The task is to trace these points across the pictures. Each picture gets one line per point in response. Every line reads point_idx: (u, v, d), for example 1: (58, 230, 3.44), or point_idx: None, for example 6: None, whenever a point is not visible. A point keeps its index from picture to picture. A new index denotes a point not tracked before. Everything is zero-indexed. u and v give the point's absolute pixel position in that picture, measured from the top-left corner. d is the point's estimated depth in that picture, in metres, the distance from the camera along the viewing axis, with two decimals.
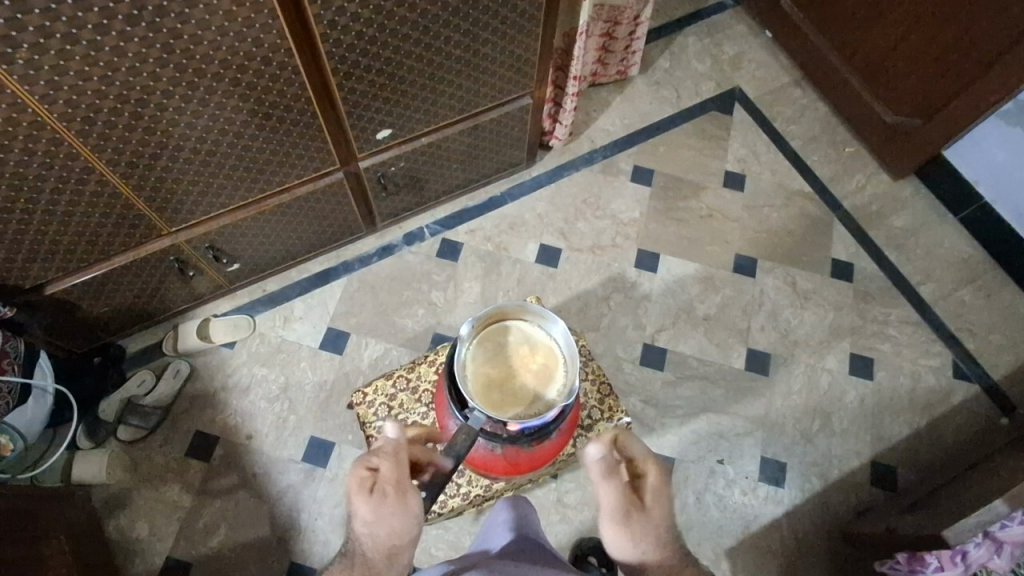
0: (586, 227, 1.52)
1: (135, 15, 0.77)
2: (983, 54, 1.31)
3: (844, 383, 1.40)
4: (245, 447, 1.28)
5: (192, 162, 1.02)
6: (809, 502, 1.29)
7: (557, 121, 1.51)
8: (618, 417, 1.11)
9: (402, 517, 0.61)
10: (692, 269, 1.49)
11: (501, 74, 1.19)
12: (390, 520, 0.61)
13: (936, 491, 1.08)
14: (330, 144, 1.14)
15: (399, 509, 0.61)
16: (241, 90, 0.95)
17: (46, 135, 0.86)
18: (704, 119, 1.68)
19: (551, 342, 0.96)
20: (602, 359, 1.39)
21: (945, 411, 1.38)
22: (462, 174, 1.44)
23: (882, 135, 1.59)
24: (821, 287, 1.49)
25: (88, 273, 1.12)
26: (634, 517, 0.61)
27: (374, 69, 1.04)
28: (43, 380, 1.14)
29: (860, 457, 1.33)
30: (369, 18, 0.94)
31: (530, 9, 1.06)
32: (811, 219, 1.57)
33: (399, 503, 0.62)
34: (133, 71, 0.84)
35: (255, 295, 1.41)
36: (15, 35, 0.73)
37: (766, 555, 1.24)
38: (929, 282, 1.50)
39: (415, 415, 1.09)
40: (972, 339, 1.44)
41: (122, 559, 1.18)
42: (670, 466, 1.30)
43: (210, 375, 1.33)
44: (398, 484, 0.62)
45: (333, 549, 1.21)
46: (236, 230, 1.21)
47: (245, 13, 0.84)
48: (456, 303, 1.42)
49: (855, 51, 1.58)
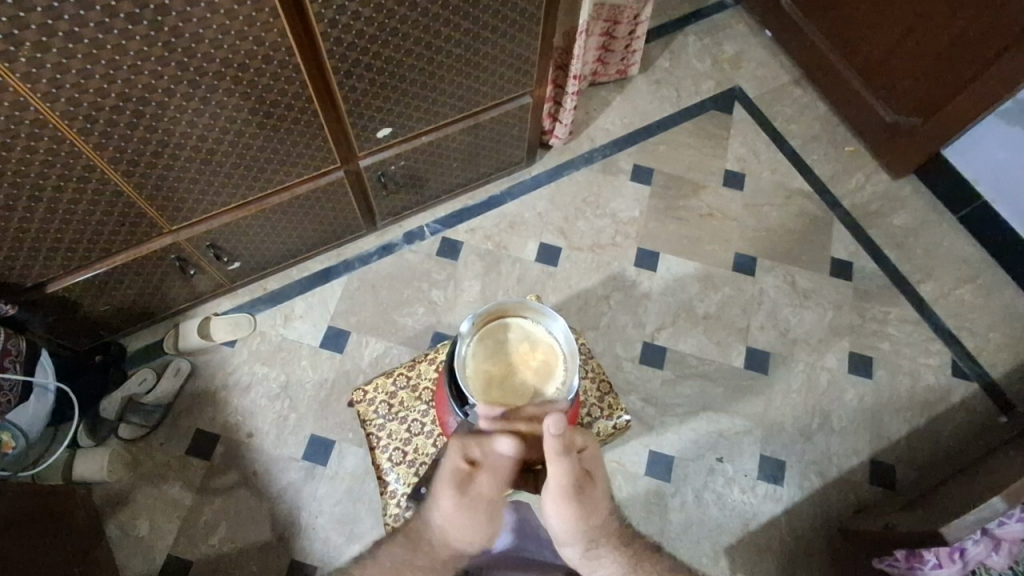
0: (586, 226, 1.52)
1: (136, 14, 0.78)
2: (982, 53, 1.31)
3: (843, 381, 1.40)
4: (246, 445, 1.28)
5: (193, 161, 1.02)
6: (808, 500, 1.29)
7: (557, 120, 1.52)
8: (617, 415, 1.11)
9: (483, 530, 0.70)
10: (692, 268, 1.50)
11: (501, 73, 1.19)
12: (472, 528, 0.69)
13: (935, 490, 1.09)
14: (329, 143, 1.14)
15: (484, 523, 0.70)
16: (242, 89, 0.95)
17: (48, 134, 0.86)
18: (704, 118, 1.68)
19: (551, 339, 0.97)
20: (602, 358, 1.39)
21: (944, 410, 1.38)
22: (462, 173, 1.44)
23: (882, 134, 1.59)
24: (820, 286, 1.49)
25: (89, 272, 1.12)
26: (583, 491, 0.71)
27: (374, 69, 1.04)
28: (45, 378, 1.14)
29: (859, 455, 1.33)
30: (369, 17, 0.94)
31: (530, 8, 1.06)
32: (811, 218, 1.57)
33: (486, 519, 0.70)
34: (134, 70, 0.84)
35: (255, 294, 1.41)
36: (16, 33, 0.73)
37: (765, 553, 1.25)
38: (929, 281, 1.51)
39: (415, 413, 1.09)
40: (971, 339, 1.44)
41: (122, 556, 1.19)
42: (669, 464, 1.31)
43: (211, 373, 1.33)
44: (491, 502, 0.70)
45: (334, 547, 1.22)
46: (236, 229, 1.21)
47: (245, 12, 0.84)
48: (456, 303, 1.43)
49: (854, 51, 1.58)
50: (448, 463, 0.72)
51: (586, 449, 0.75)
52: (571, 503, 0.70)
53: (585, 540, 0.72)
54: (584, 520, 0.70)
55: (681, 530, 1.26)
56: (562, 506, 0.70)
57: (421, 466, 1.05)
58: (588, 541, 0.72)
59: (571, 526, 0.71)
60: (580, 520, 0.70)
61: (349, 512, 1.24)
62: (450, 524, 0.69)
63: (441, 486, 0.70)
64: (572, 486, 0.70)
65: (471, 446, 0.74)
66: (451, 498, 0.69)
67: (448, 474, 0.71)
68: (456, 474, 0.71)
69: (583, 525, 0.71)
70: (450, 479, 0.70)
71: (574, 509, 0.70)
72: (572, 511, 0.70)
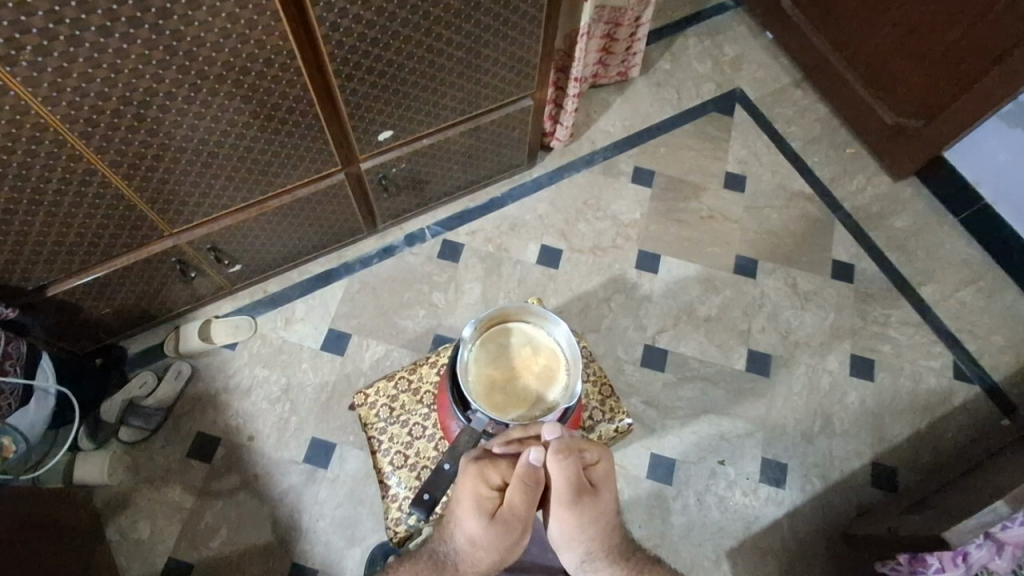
0: (587, 228, 1.52)
1: (138, 17, 0.78)
2: (984, 55, 1.31)
3: (844, 383, 1.40)
4: (247, 448, 1.28)
5: (194, 164, 1.02)
6: (810, 503, 1.29)
7: (557, 122, 1.51)
8: (619, 418, 1.10)
9: (514, 547, 0.76)
10: (693, 269, 1.49)
11: (502, 74, 1.19)
12: (505, 547, 0.75)
13: (939, 492, 1.08)
14: (331, 145, 1.14)
15: (516, 540, 0.75)
16: (244, 91, 0.95)
17: (49, 137, 0.86)
18: (704, 119, 1.68)
19: (553, 343, 0.96)
20: (602, 360, 1.39)
21: (945, 412, 1.38)
22: (463, 175, 1.44)
23: (883, 136, 1.59)
24: (821, 288, 1.49)
25: (89, 275, 1.12)
26: (584, 502, 0.74)
27: (376, 71, 1.04)
28: (45, 381, 1.14)
29: (861, 458, 1.33)
30: (371, 20, 0.94)
31: (531, 9, 1.06)
32: (812, 220, 1.57)
33: (518, 537, 0.75)
34: (136, 73, 0.84)
35: (255, 296, 1.41)
36: (18, 37, 0.73)
37: (766, 556, 1.25)
38: (930, 282, 1.51)
39: (416, 416, 1.09)
40: (973, 340, 1.44)
41: (123, 560, 1.18)
42: (670, 467, 1.30)
43: (211, 376, 1.33)
44: (522, 521, 0.74)
45: (335, 549, 1.22)
46: (237, 231, 1.21)
47: (247, 15, 0.84)
48: (457, 305, 1.42)
49: (855, 52, 1.58)
50: (468, 491, 0.75)
51: (594, 461, 0.78)
52: (570, 512, 0.74)
53: (582, 548, 0.76)
54: (581, 529, 0.75)
55: (683, 533, 1.26)
56: (561, 513, 0.75)
57: (423, 470, 1.05)
58: (585, 549, 0.76)
59: (568, 534, 0.75)
60: (577, 529, 0.75)
61: (350, 515, 1.24)
62: (481, 546, 0.74)
63: (466, 515, 0.74)
64: (572, 497, 0.74)
65: (490, 471, 0.76)
66: (478, 525, 0.74)
67: (471, 503, 0.74)
68: (479, 502, 0.74)
69: (579, 533, 0.75)
70: (475, 508, 0.74)
71: (573, 518, 0.74)
72: (570, 519, 0.74)
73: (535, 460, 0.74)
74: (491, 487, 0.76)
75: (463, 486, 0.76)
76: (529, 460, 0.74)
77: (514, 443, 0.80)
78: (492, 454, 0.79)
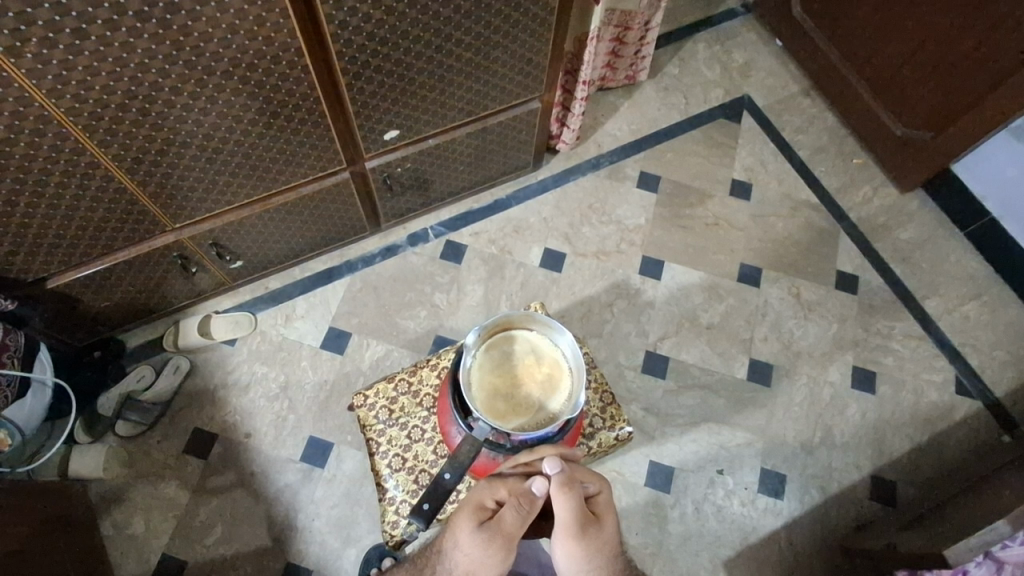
0: (591, 232, 1.52)
1: (146, 12, 0.77)
2: (994, 71, 1.30)
3: (845, 395, 1.39)
4: (243, 445, 1.27)
5: (197, 159, 1.01)
6: (808, 515, 1.28)
7: (565, 125, 1.50)
8: (619, 427, 1.10)
9: (492, 562, 0.69)
10: (696, 277, 1.49)
11: (510, 77, 1.18)
12: (482, 559, 0.69)
13: (939, 508, 1.08)
14: (337, 145, 1.13)
15: (497, 556, 0.69)
16: (250, 88, 0.94)
17: (52, 130, 0.85)
18: (713, 126, 1.67)
19: (557, 352, 0.96)
20: (604, 366, 1.38)
21: (946, 427, 1.37)
22: (468, 175, 1.43)
23: (891, 147, 1.58)
24: (825, 299, 1.48)
25: (90, 269, 1.11)
26: (589, 533, 0.71)
27: (383, 71, 1.03)
28: (43, 373, 1.13)
29: (861, 471, 1.33)
30: (380, 18, 0.93)
31: (542, 12, 1.05)
32: (817, 230, 1.56)
33: (502, 555, 0.69)
34: (142, 68, 0.83)
35: (256, 294, 1.40)
36: (24, 29, 0.72)
37: (763, 566, 1.24)
38: (934, 296, 1.50)
39: (415, 419, 1.08)
40: (975, 355, 1.44)
41: (117, 555, 1.18)
42: (669, 476, 1.30)
43: (210, 373, 1.32)
44: (506, 538, 0.70)
45: (330, 550, 1.21)
46: (239, 227, 1.20)
47: (256, 12, 0.83)
48: (458, 307, 1.41)
49: (865, 62, 1.57)
50: (471, 499, 0.74)
51: (597, 491, 0.76)
52: (577, 543, 0.70)
53: None
54: (587, 560, 0.71)
55: (680, 543, 1.25)
56: (567, 545, 0.71)
57: (421, 473, 1.05)
58: None
59: (575, 566, 0.71)
60: (582, 560, 0.71)
61: (346, 515, 1.23)
62: (459, 551, 0.70)
63: (460, 517, 0.73)
64: (577, 527, 0.71)
65: (497, 487, 0.75)
66: (466, 532, 0.71)
67: (468, 508, 0.73)
68: (476, 509, 0.73)
69: (585, 565, 0.71)
70: (469, 512, 0.72)
71: (579, 549, 0.70)
72: (579, 551, 0.70)
73: (537, 491, 0.73)
74: (495, 503, 0.74)
75: (471, 494, 0.75)
76: (530, 490, 0.73)
77: (520, 466, 0.79)
78: (501, 473, 0.78)
